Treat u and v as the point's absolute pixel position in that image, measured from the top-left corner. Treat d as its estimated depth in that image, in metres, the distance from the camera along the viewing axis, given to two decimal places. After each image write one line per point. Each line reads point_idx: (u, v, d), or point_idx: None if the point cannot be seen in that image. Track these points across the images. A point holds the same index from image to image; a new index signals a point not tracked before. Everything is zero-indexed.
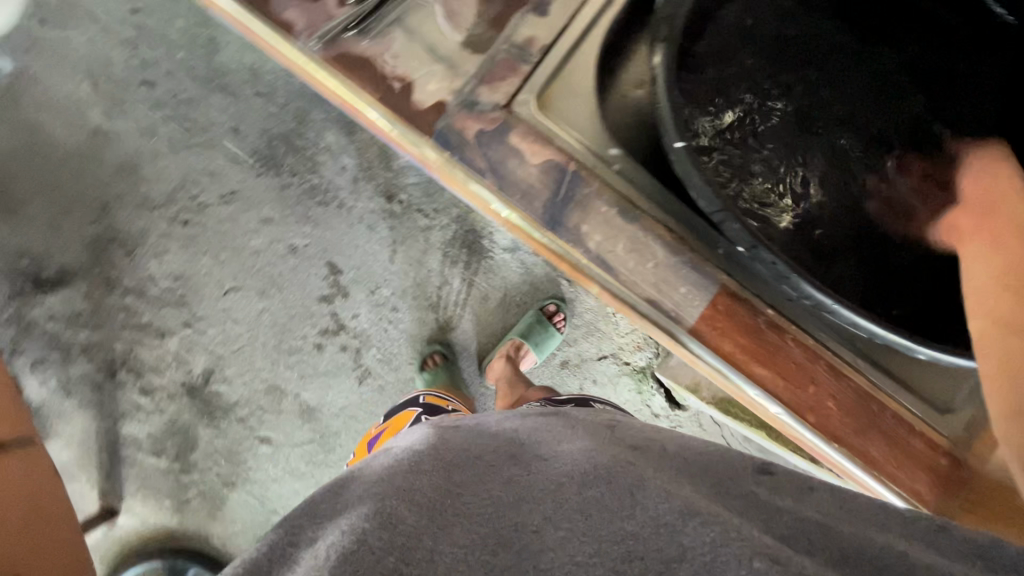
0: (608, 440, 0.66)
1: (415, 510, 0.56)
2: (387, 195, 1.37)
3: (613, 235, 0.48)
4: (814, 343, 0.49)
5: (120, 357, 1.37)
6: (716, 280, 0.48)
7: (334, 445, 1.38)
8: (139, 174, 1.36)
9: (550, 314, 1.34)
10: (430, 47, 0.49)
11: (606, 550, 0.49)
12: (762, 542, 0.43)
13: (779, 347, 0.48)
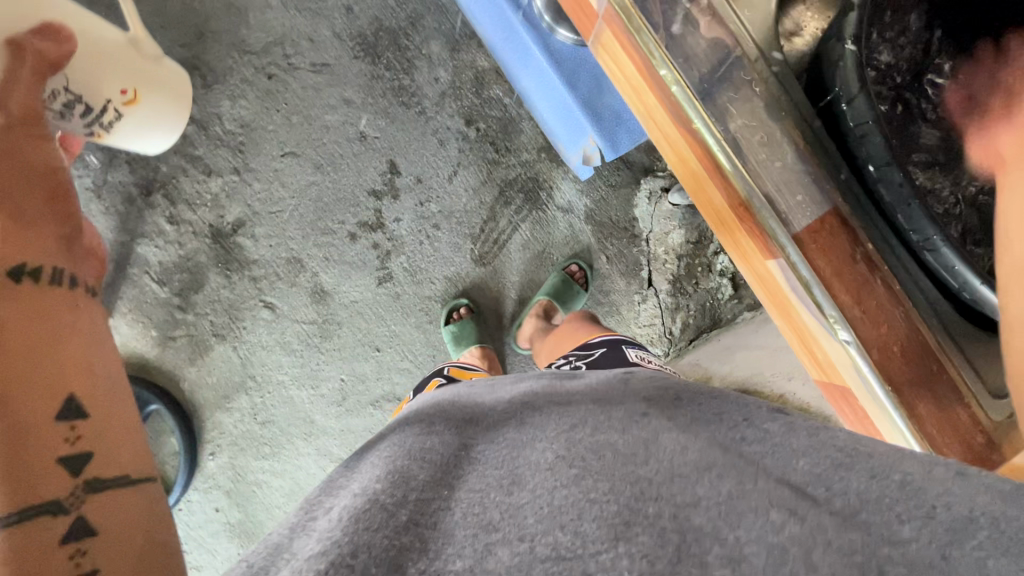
0: (615, 393, 0.68)
1: (426, 468, 0.55)
2: (467, 118, 1.39)
3: (754, 125, 0.52)
4: (901, 288, 0.52)
5: (161, 180, 1.36)
6: (831, 201, 0.51)
7: (332, 334, 1.38)
8: (243, 16, 1.37)
9: (572, 274, 1.37)
10: None
11: (619, 489, 0.49)
12: (779, 493, 0.47)
13: (873, 285, 0.51)
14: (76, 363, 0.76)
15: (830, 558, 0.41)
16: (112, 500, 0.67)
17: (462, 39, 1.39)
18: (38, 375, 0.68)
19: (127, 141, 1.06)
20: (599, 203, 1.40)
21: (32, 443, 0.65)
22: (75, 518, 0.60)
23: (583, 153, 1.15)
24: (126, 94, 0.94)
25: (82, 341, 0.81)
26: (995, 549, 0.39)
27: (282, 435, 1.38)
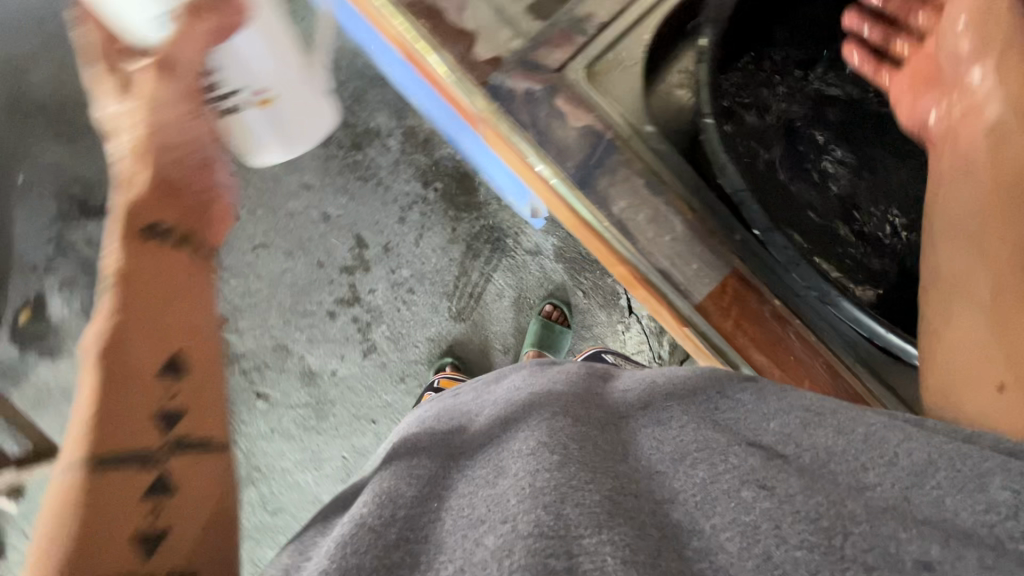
0: (598, 401, 0.59)
1: (413, 483, 0.52)
2: (424, 180, 1.42)
3: (638, 204, 0.57)
4: (817, 340, 0.56)
5: None
6: (730, 264, 0.56)
7: (328, 413, 1.40)
8: None
9: (548, 315, 1.37)
10: (499, 11, 0.61)
11: (600, 480, 0.47)
12: (750, 465, 0.44)
13: (783, 338, 0.55)
14: (182, 322, 0.53)
15: (797, 528, 0.38)
16: (194, 473, 0.49)
17: (405, 107, 1.43)
18: (147, 337, 0.50)
19: (248, 142, 0.86)
20: (566, 240, 1.40)
21: (127, 386, 0.48)
22: (157, 478, 0.47)
23: (531, 206, 1.17)
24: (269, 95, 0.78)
25: (199, 300, 0.55)
26: (951, 488, 0.38)
27: (294, 521, 1.39)
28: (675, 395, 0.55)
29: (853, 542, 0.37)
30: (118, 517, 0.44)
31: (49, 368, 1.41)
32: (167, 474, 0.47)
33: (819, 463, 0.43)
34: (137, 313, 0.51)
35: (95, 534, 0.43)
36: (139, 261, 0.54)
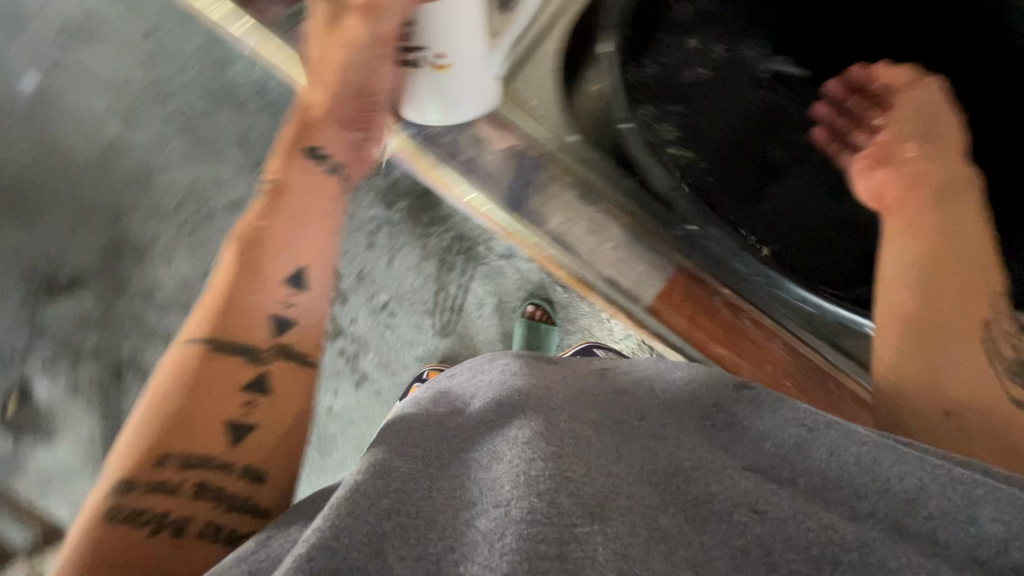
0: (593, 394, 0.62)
1: (407, 459, 0.50)
2: (386, 203, 1.41)
3: None
4: (774, 324, 0.71)
5: (127, 359, 1.41)
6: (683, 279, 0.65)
7: (331, 449, 1.40)
8: (151, 183, 1.43)
9: (531, 315, 1.37)
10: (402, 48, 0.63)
11: (592, 477, 0.47)
12: (744, 487, 0.47)
13: (741, 326, 0.71)
14: (309, 244, 0.69)
15: (788, 555, 0.42)
16: (291, 383, 0.64)
17: None
18: (274, 250, 0.67)
19: (459, 106, 0.69)
20: None
21: (256, 288, 0.65)
22: (262, 373, 0.63)
23: None
24: (444, 61, 0.62)
25: (320, 224, 0.71)
26: (942, 518, 0.43)
27: None
28: (686, 410, 0.59)
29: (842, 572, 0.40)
30: (224, 397, 0.60)
31: (44, 454, 1.40)
32: (270, 371, 0.64)
33: (812, 489, 0.48)
34: (274, 223, 0.68)
35: (209, 412, 0.59)
36: (293, 177, 0.70)
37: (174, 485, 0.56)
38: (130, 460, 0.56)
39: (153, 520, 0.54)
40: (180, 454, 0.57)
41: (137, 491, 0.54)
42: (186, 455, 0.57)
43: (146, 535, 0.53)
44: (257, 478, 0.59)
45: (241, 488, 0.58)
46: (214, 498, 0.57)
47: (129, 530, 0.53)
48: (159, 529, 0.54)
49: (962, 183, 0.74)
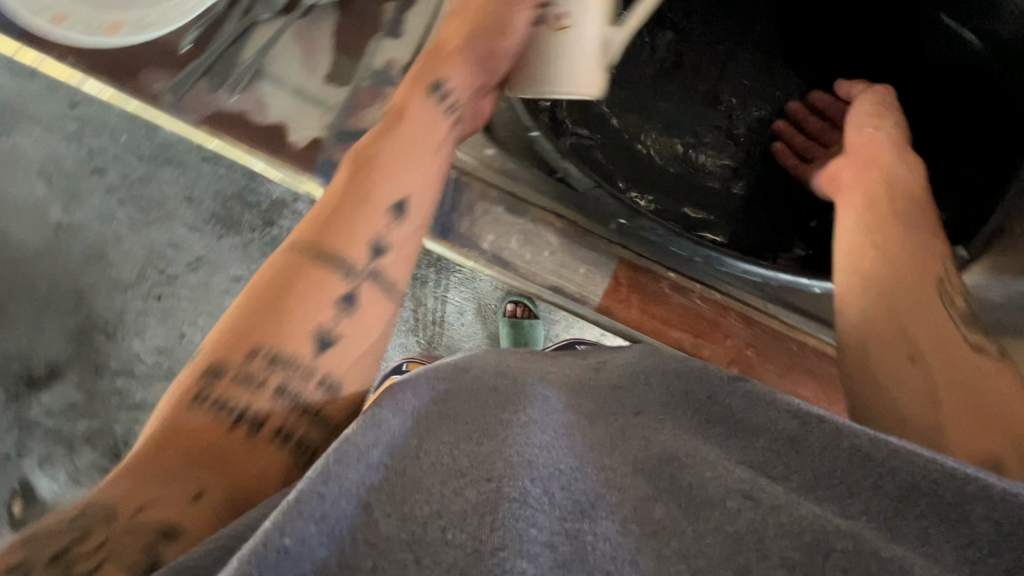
0: (588, 381, 0.56)
1: (404, 415, 0.47)
2: None
3: (504, 234, 0.69)
4: (721, 297, 0.72)
5: (122, 439, 1.40)
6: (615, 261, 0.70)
7: None
8: (106, 259, 1.40)
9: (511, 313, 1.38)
10: (297, 92, 0.65)
11: (586, 473, 0.44)
12: (738, 475, 0.43)
13: (696, 310, 0.71)
14: (420, 174, 0.64)
15: (780, 543, 0.39)
16: (370, 312, 0.61)
17: None
18: (398, 161, 0.62)
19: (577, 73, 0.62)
20: None
21: (353, 206, 0.61)
22: (353, 290, 0.60)
23: None
24: (565, 20, 0.61)
25: (428, 147, 0.65)
26: (936, 519, 0.39)
27: None
28: (668, 399, 0.51)
29: (835, 561, 0.37)
30: (318, 299, 0.58)
31: None
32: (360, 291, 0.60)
33: (809, 486, 0.43)
34: (396, 147, 0.63)
35: (303, 313, 0.57)
36: (411, 106, 0.64)
37: (256, 377, 0.55)
38: (224, 343, 0.56)
39: (229, 412, 0.53)
40: (266, 351, 0.55)
41: (222, 382, 0.54)
42: (275, 352, 0.55)
43: (220, 426, 0.53)
44: (314, 414, 0.57)
45: (315, 398, 0.57)
46: (288, 396, 0.55)
47: (205, 417, 0.53)
48: (234, 420, 0.53)
49: (919, 184, 0.76)
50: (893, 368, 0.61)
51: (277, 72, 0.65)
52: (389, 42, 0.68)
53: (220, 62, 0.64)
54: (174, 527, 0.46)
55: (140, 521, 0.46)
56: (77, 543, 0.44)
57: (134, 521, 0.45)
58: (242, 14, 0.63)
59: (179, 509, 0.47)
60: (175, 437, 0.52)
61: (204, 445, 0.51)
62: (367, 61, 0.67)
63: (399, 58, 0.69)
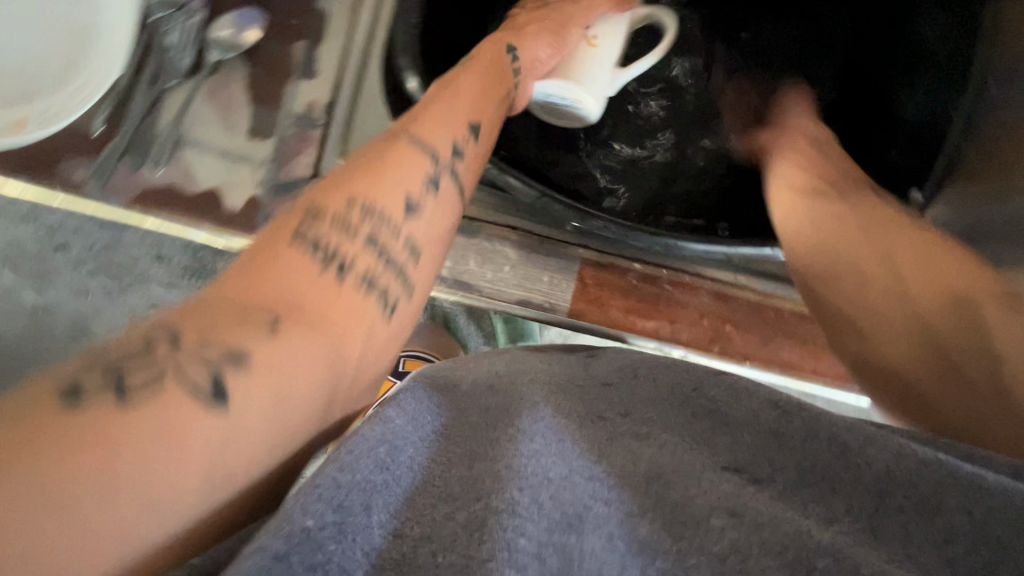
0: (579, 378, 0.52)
1: (382, 436, 0.41)
2: None
3: (460, 256, 0.68)
4: (691, 278, 0.70)
5: None
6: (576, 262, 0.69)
7: None
8: None
9: None
10: (223, 154, 0.68)
11: (578, 484, 0.40)
12: (723, 489, 0.41)
13: (665, 294, 0.69)
14: (489, 96, 0.62)
15: (766, 562, 0.36)
16: (440, 212, 0.54)
17: None
18: (475, 99, 0.61)
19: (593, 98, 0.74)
20: None
21: (444, 99, 0.59)
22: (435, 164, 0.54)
23: None
24: (596, 39, 0.73)
25: (500, 74, 0.65)
26: (912, 513, 0.39)
27: None
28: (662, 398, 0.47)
29: None
30: (406, 172, 0.51)
31: None
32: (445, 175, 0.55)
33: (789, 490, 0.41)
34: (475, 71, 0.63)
35: (394, 179, 0.51)
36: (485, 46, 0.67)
37: (350, 226, 0.47)
38: (334, 187, 0.49)
39: (324, 259, 0.45)
40: (365, 206, 0.48)
41: (325, 224, 0.46)
42: (378, 206, 0.49)
43: (324, 272, 0.45)
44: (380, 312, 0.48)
45: (404, 272, 0.50)
46: (381, 253, 0.48)
47: (302, 257, 0.44)
48: (333, 270, 0.45)
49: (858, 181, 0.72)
50: (853, 297, 0.63)
51: (198, 133, 0.68)
52: (304, 86, 0.72)
53: (139, 135, 0.66)
54: (256, 362, 0.39)
55: (222, 352, 0.38)
56: (152, 360, 0.37)
57: (215, 347, 0.38)
58: (151, 86, 0.67)
59: (269, 347, 0.39)
60: (262, 271, 0.43)
61: (299, 294, 0.43)
62: (286, 108, 0.71)
63: (318, 100, 0.71)
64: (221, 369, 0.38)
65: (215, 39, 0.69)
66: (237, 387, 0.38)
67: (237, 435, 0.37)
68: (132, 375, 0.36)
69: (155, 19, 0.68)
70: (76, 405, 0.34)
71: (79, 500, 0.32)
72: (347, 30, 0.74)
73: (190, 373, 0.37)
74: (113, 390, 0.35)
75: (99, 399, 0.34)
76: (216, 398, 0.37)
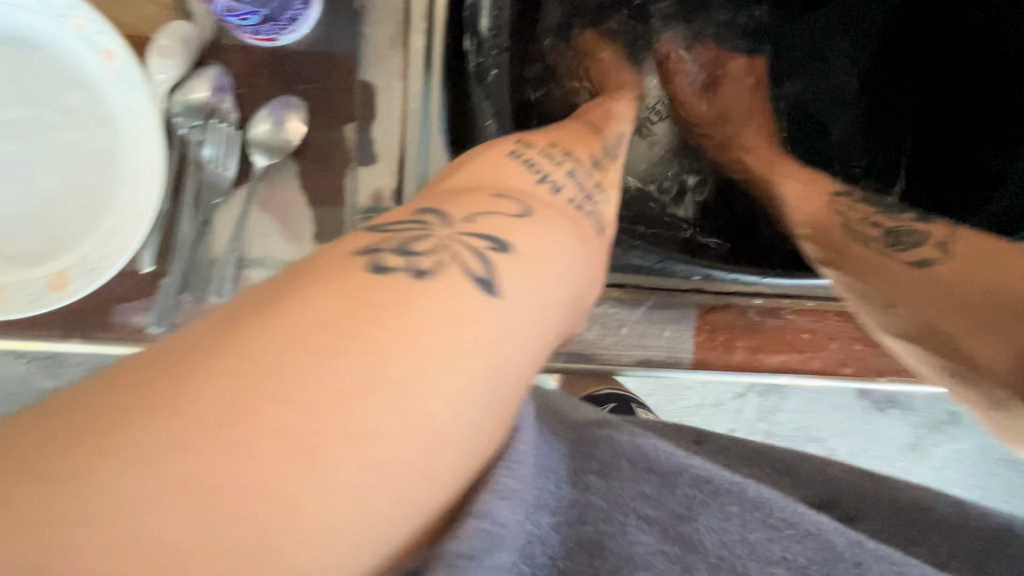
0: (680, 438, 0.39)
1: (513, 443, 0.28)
2: None
3: None
4: (817, 304, 0.50)
5: None
6: (689, 306, 0.50)
7: None
8: None
9: None
10: None
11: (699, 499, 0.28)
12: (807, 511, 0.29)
13: (814, 328, 0.50)
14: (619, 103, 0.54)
15: None
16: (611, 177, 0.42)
17: None
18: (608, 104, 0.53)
19: None
20: None
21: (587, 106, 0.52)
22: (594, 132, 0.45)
23: None
24: None
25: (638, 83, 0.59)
26: None
27: None
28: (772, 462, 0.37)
29: None
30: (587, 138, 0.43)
31: None
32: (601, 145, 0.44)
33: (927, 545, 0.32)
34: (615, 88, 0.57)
35: (581, 138, 0.42)
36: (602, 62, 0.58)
37: (553, 156, 0.38)
38: (529, 133, 0.40)
39: (536, 175, 0.35)
40: (551, 146, 0.39)
41: (532, 149, 0.37)
42: (569, 164, 0.38)
43: (539, 184, 0.34)
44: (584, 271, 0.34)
45: (604, 220, 0.38)
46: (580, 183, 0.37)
47: (518, 168, 0.35)
48: (550, 188, 0.35)
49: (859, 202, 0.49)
50: (916, 347, 0.39)
51: (262, 253, 0.45)
52: (367, 173, 0.46)
53: (194, 270, 0.44)
54: (522, 252, 0.28)
55: (474, 231, 0.27)
56: (422, 236, 0.26)
57: (467, 222, 0.28)
58: (194, 205, 0.44)
59: (518, 232, 0.29)
60: (475, 177, 0.33)
61: (533, 197, 0.33)
62: (349, 204, 0.46)
63: (387, 185, 0.46)
64: (478, 245, 0.27)
65: (184, 102, 0.43)
66: (501, 266, 0.26)
67: (504, 354, 0.25)
68: (396, 244, 0.26)
69: (183, 131, 0.44)
70: (355, 255, 0.25)
71: (338, 357, 0.20)
72: (401, 101, 0.46)
73: (455, 251, 0.26)
74: (372, 269, 0.24)
75: (380, 270, 0.24)
76: (483, 283, 0.25)
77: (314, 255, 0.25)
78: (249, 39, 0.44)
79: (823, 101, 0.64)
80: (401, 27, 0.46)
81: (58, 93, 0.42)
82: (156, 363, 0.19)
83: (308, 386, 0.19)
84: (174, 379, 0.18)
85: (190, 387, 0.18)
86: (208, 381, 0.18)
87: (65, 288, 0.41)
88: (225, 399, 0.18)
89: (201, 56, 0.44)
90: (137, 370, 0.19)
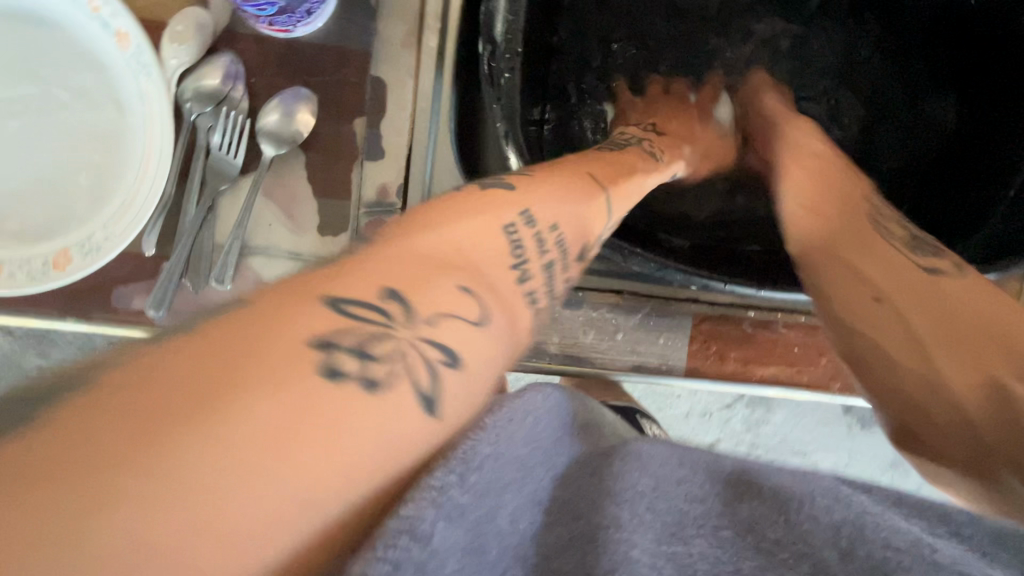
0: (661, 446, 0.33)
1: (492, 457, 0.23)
2: None
3: None
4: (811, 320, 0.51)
5: None
6: (683, 314, 0.51)
7: None
8: None
9: None
10: None
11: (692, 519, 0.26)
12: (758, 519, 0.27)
13: (806, 342, 0.51)
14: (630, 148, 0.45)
15: None
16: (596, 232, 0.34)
17: None
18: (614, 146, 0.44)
19: None
20: None
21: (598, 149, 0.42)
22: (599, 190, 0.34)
23: None
24: None
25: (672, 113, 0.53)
26: None
27: None
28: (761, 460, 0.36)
29: None
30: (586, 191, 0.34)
31: None
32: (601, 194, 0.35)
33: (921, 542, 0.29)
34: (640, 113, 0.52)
35: (585, 212, 0.32)
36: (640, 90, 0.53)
37: (542, 239, 0.28)
38: (522, 182, 0.30)
39: (517, 261, 0.27)
40: (556, 226, 0.29)
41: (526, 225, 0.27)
42: (562, 236, 0.29)
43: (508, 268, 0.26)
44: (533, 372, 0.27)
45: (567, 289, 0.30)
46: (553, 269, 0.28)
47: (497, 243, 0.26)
48: (520, 276, 0.27)
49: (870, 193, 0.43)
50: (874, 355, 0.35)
51: (264, 242, 0.46)
52: (374, 168, 0.47)
53: (196, 258, 0.44)
54: (468, 362, 0.22)
55: (432, 336, 0.21)
56: (376, 333, 0.20)
57: (420, 315, 0.21)
58: (200, 192, 0.44)
59: (482, 348, 0.23)
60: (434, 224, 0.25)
61: (503, 294, 0.25)
62: (353, 197, 0.46)
63: (393, 179, 0.47)
64: (434, 361, 0.21)
65: (196, 88, 0.44)
66: (453, 393, 0.21)
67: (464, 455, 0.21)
68: (348, 342, 0.19)
69: (193, 117, 0.44)
70: (304, 345, 0.18)
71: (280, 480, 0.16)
72: (411, 98, 0.47)
73: (405, 358, 0.20)
74: (324, 372, 0.18)
75: (334, 377, 0.18)
76: (427, 406, 0.20)
77: (243, 308, 0.19)
78: (264, 29, 0.44)
79: (847, 76, 0.53)
80: (416, 25, 0.47)
81: (71, 74, 0.42)
82: (42, 475, 0.14)
83: (241, 525, 0.15)
84: (68, 513, 0.13)
85: (84, 536, 0.13)
86: (124, 504, 0.14)
87: (65, 267, 0.42)
88: (159, 523, 0.14)
89: (213, 43, 0.45)
90: (13, 476, 0.14)
